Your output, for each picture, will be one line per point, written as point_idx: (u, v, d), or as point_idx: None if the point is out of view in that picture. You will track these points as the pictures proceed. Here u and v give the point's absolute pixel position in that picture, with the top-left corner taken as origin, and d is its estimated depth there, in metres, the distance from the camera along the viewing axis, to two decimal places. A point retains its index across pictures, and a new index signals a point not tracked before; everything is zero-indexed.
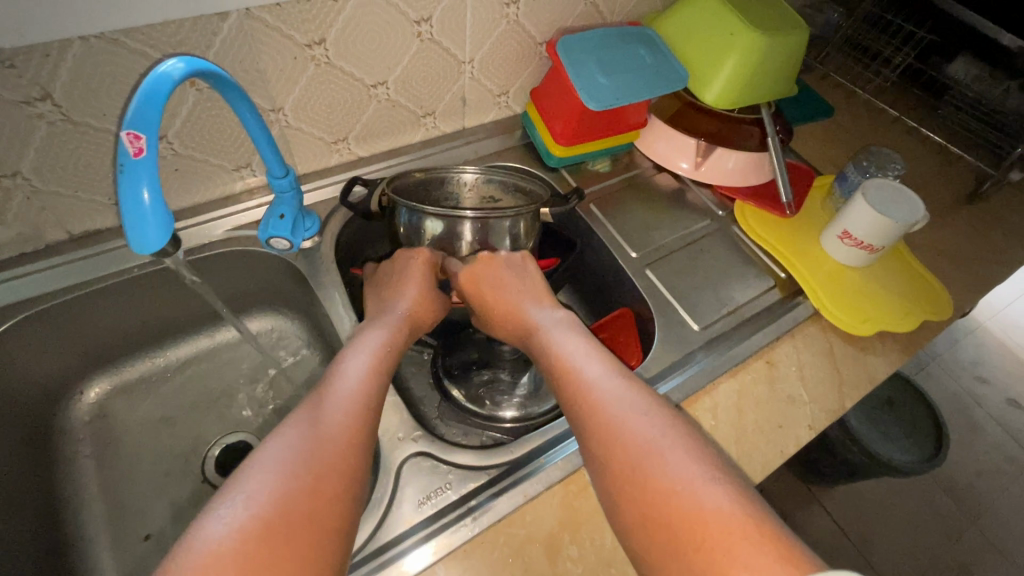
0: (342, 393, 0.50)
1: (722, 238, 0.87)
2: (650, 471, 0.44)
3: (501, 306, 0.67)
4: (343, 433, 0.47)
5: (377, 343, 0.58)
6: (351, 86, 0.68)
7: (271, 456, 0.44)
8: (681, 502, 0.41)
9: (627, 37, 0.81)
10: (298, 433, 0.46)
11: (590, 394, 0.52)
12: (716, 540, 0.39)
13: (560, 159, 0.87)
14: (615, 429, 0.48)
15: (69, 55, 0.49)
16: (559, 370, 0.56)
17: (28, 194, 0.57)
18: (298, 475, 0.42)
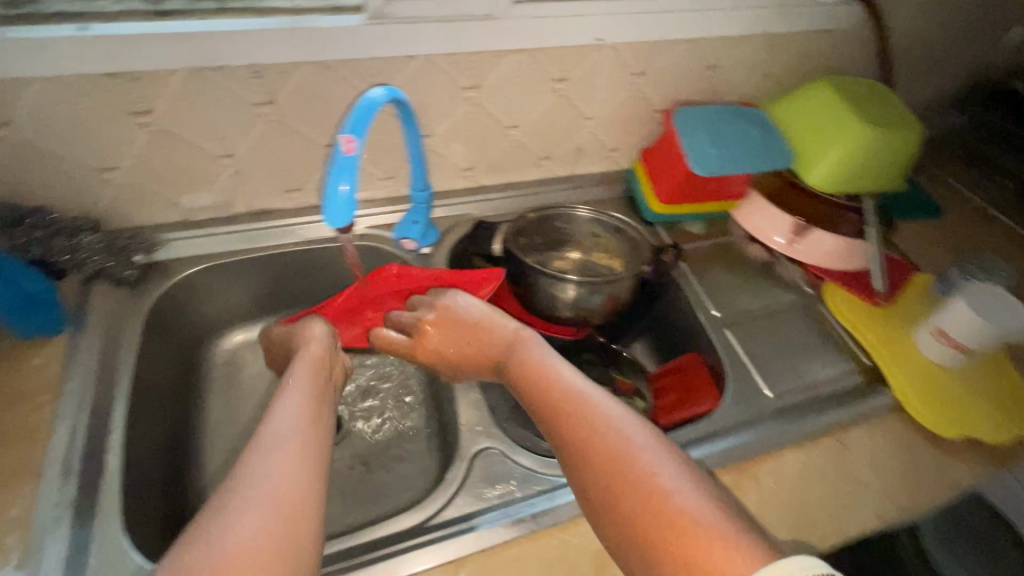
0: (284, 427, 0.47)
1: (807, 314, 0.88)
2: (638, 471, 0.46)
3: (465, 350, 0.66)
4: (310, 467, 0.44)
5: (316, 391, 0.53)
6: (491, 124, 0.80)
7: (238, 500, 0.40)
8: (672, 504, 0.43)
9: (739, 116, 0.88)
10: (262, 464, 0.43)
11: (569, 411, 0.52)
12: (710, 542, 0.40)
13: (657, 215, 0.93)
14: (602, 437, 0.49)
15: (297, 73, 0.64)
16: (539, 385, 0.56)
17: (233, 172, 0.72)
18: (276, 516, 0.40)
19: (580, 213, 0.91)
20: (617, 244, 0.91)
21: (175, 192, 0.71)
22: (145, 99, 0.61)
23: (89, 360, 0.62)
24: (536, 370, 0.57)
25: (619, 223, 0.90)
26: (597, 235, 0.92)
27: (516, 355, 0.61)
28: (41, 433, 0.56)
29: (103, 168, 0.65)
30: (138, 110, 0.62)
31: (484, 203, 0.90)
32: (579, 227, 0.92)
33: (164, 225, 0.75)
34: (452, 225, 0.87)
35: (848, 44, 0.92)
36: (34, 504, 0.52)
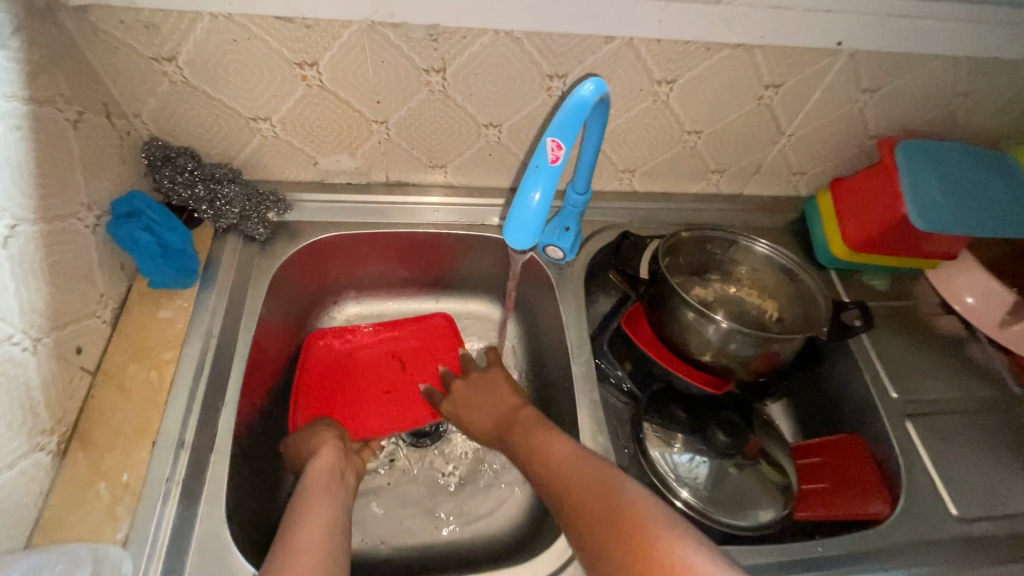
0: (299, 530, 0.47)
1: (1010, 419, 0.71)
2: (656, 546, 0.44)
3: (474, 421, 0.65)
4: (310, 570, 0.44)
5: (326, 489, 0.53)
6: (670, 126, 0.68)
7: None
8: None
9: (980, 161, 0.70)
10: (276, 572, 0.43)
11: (580, 492, 0.51)
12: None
13: (835, 259, 0.78)
14: (613, 516, 0.47)
15: (477, 42, 0.55)
16: (545, 467, 0.55)
17: (381, 140, 0.65)
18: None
19: (756, 248, 0.77)
20: (783, 291, 0.78)
21: (318, 152, 0.66)
22: (313, 50, 0.55)
23: (214, 321, 0.59)
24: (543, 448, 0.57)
25: (796, 270, 0.76)
26: (766, 274, 0.79)
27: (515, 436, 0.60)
28: (162, 395, 0.53)
29: (254, 118, 0.60)
30: (302, 61, 0.55)
31: (633, 212, 0.79)
32: (745, 262, 0.80)
33: (299, 183, 0.70)
34: (594, 231, 0.77)
35: None
36: (147, 474, 0.49)
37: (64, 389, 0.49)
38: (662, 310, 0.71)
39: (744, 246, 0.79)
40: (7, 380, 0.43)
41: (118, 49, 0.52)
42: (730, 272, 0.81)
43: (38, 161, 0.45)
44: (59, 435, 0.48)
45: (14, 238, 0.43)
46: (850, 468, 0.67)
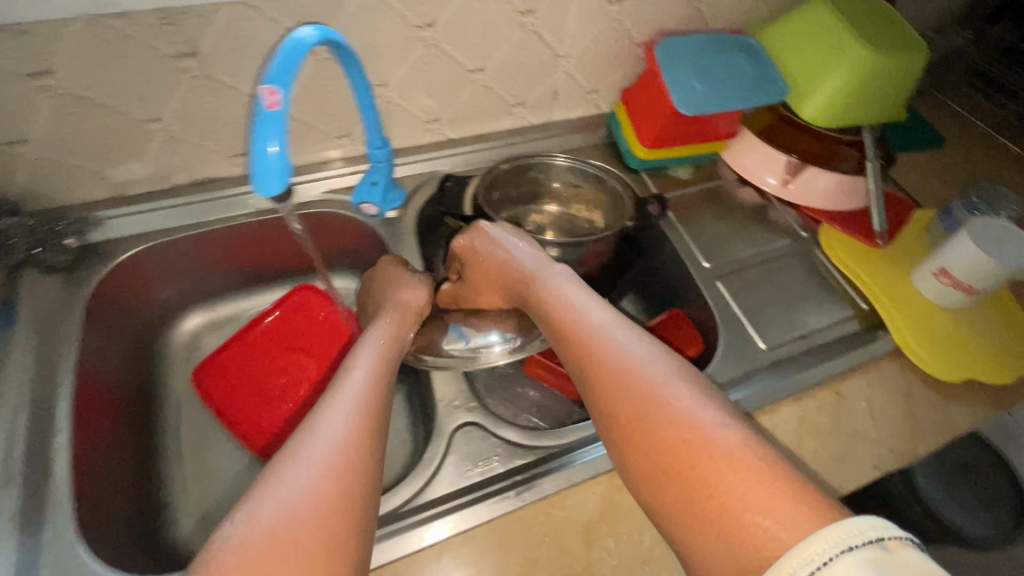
0: (358, 384, 0.51)
1: (802, 261, 0.83)
2: (659, 415, 0.45)
3: (490, 266, 0.66)
4: (367, 410, 0.48)
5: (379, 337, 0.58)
6: (452, 68, 0.72)
7: (309, 449, 0.44)
8: (697, 443, 0.43)
9: (728, 45, 0.79)
10: (330, 419, 0.47)
11: (592, 360, 0.51)
12: (733, 477, 0.40)
13: (642, 162, 0.86)
14: (622, 393, 0.48)
15: (217, 17, 0.55)
16: (562, 339, 0.55)
17: (164, 138, 0.64)
18: (329, 465, 0.43)
19: (557, 163, 0.84)
20: (600, 198, 0.85)
21: (101, 164, 0.64)
22: (41, 57, 0.52)
23: (24, 358, 0.57)
24: (562, 318, 0.56)
25: (600, 175, 0.83)
26: (579, 185, 0.86)
27: (537, 283, 0.61)
28: None
29: (8, 142, 0.57)
30: (36, 73, 0.53)
31: (453, 159, 0.83)
32: (558, 177, 0.86)
33: (95, 203, 0.67)
34: (419, 185, 0.80)
35: None
36: None
37: None
38: None
39: (547, 165, 0.85)
40: None
41: None
42: (547, 190, 0.88)
43: None
44: None
45: None
46: (680, 327, 0.77)
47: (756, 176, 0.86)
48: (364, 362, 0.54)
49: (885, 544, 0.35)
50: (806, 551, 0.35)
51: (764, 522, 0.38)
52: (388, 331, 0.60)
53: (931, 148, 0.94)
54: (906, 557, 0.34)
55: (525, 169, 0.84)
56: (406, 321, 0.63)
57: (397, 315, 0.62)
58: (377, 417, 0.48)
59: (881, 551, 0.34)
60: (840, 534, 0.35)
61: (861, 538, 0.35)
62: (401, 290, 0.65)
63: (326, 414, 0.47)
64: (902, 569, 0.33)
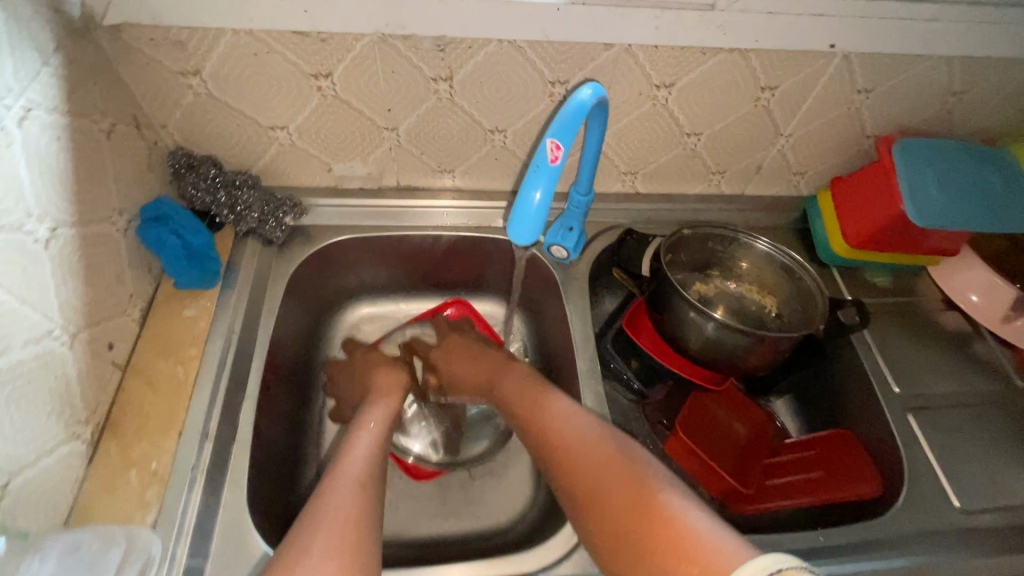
0: (359, 449, 0.52)
1: (1013, 413, 0.71)
2: (637, 503, 0.45)
3: (462, 368, 0.70)
4: (364, 482, 0.48)
5: (385, 413, 0.59)
6: (670, 129, 0.70)
7: (313, 508, 0.45)
8: (669, 521, 0.43)
9: (980, 159, 0.71)
10: (328, 492, 0.47)
11: (561, 454, 0.54)
12: (705, 547, 0.40)
13: (835, 257, 0.80)
14: (597, 488, 0.49)
15: (483, 51, 0.58)
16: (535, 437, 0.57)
17: (392, 145, 0.68)
18: (327, 530, 0.43)
19: (757, 246, 0.79)
20: (789, 293, 0.78)
21: (332, 158, 0.69)
22: (328, 62, 0.58)
23: (233, 322, 0.62)
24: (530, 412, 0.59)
25: (799, 271, 0.76)
26: (771, 275, 0.80)
27: (515, 373, 0.65)
28: (186, 390, 0.56)
29: (272, 127, 0.63)
30: (317, 73, 0.58)
31: (636, 213, 0.81)
32: (751, 260, 0.80)
33: (313, 189, 0.73)
34: (598, 233, 0.79)
35: None
36: (174, 463, 0.52)
37: (98, 383, 0.52)
38: (662, 306, 0.73)
39: (745, 246, 0.80)
40: (44, 367, 0.45)
41: (148, 64, 0.55)
42: (723, 263, 0.82)
43: (74, 169, 0.48)
44: (92, 426, 0.51)
45: (53, 240, 0.46)
46: (843, 454, 0.69)
47: (958, 291, 0.78)
48: (364, 430, 0.55)
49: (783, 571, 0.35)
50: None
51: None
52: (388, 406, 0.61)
53: None
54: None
55: (707, 238, 0.80)
56: (395, 399, 0.62)
57: (388, 397, 0.62)
58: (371, 484, 0.48)
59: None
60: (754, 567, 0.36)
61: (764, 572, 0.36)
62: (382, 369, 0.67)
63: (327, 489, 0.47)
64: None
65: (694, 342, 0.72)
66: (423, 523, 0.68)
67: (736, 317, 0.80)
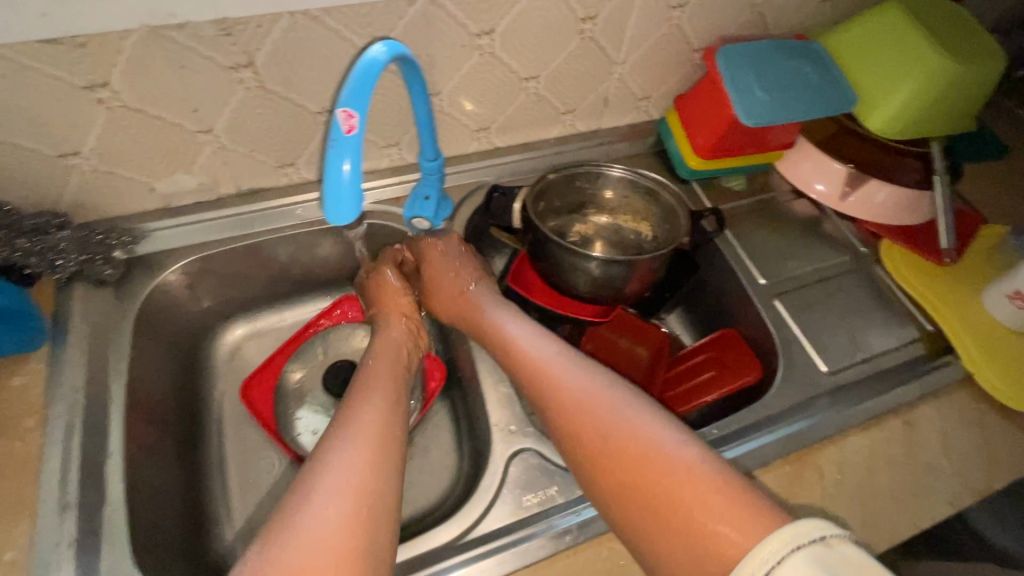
0: (361, 408, 0.50)
1: (861, 278, 0.79)
2: (643, 451, 0.46)
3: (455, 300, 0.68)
4: (377, 441, 0.47)
5: (378, 374, 0.56)
6: (506, 77, 0.69)
7: (316, 478, 0.43)
8: (676, 475, 0.44)
9: (791, 53, 0.76)
10: (349, 442, 0.46)
11: (569, 412, 0.51)
12: (705, 498, 0.42)
13: (693, 171, 0.83)
14: (604, 444, 0.48)
15: (277, 27, 0.53)
16: (537, 389, 0.54)
17: (215, 149, 0.62)
18: (346, 493, 0.42)
19: (612, 174, 0.80)
20: (651, 211, 0.81)
21: (150, 176, 0.62)
22: (99, 70, 0.51)
23: (75, 378, 0.55)
24: (536, 365, 0.56)
25: (656, 189, 0.79)
26: (631, 197, 0.82)
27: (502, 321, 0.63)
28: (33, 465, 0.50)
29: (63, 154, 0.56)
30: (91, 84, 0.52)
31: (499, 168, 0.80)
32: (611, 189, 0.82)
33: (143, 214, 0.66)
34: (466, 195, 0.78)
35: None
36: (33, 546, 0.47)
37: None
38: (541, 256, 0.73)
39: (602, 176, 0.81)
40: None
41: None
42: (595, 200, 0.83)
43: None
44: None
45: None
46: (731, 352, 0.74)
47: (804, 181, 0.83)
48: (368, 388, 0.53)
49: (829, 541, 0.39)
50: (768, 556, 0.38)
51: (724, 531, 0.40)
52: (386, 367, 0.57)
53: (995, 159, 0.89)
54: (842, 550, 0.38)
55: (573, 178, 0.80)
56: (397, 356, 0.61)
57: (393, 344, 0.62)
58: (391, 429, 0.49)
59: (826, 547, 0.38)
60: (789, 535, 0.39)
61: (802, 539, 0.38)
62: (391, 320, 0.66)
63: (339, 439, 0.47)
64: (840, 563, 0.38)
65: (580, 283, 0.74)
66: None
67: (616, 251, 0.83)
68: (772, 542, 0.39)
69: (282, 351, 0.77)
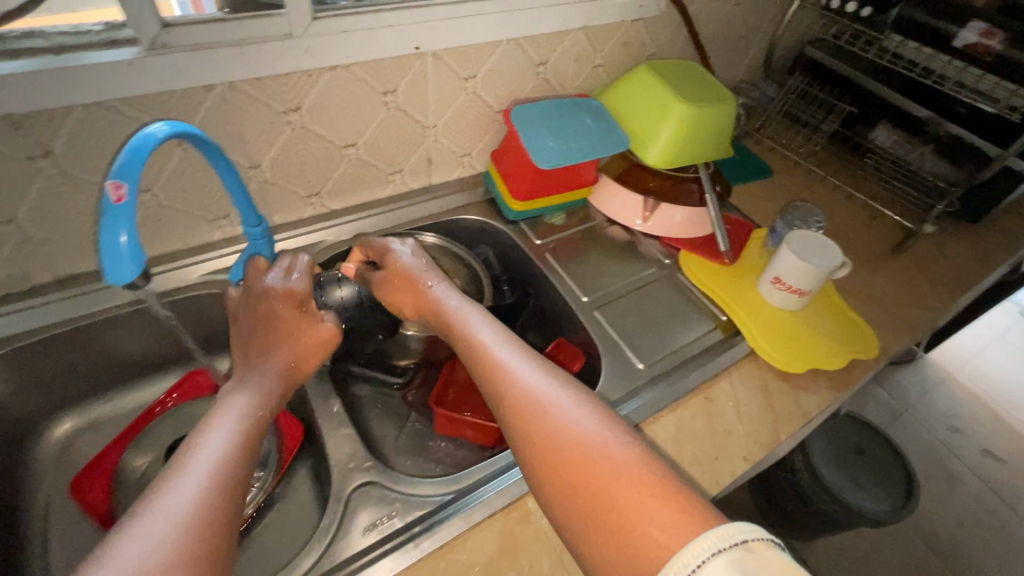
0: (215, 448, 0.47)
1: (667, 285, 0.93)
2: (577, 445, 0.50)
3: (405, 294, 0.70)
4: (230, 481, 0.45)
5: (248, 408, 0.53)
6: (324, 147, 0.77)
7: (136, 525, 0.40)
8: (606, 469, 0.48)
9: (573, 109, 0.91)
10: (186, 485, 0.43)
11: (523, 412, 0.54)
12: (629, 494, 0.46)
13: (518, 213, 0.94)
14: (557, 442, 0.51)
15: (71, 119, 0.57)
16: (504, 390, 0.56)
17: (21, 239, 0.63)
18: (177, 536, 0.40)
19: (426, 239, 0.92)
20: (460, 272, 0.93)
21: None
22: None
23: None
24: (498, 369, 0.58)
25: (459, 253, 0.91)
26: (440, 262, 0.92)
27: (467, 319, 0.65)
28: None
29: None
30: None
31: (338, 228, 0.86)
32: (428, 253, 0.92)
33: None
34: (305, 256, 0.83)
35: (668, 27, 0.99)
36: None
37: None
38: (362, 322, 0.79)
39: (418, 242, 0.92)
40: None
41: None
42: None
43: None
44: None
45: None
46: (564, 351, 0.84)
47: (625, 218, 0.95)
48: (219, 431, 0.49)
49: (750, 544, 0.40)
50: (688, 559, 0.40)
51: (652, 531, 0.43)
52: (253, 396, 0.55)
53: (762, 178, 1.10)
54: (768, 555, 0.39)
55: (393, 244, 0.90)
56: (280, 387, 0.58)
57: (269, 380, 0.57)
58: (237, 468, 0.47)
59: (746, 550, 0.39)
60: (714, 539, 0.40)
61: (725, 541, 0.40)
62: (275, 342, 0.60)
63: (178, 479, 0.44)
64: (765, 566, 0.39)
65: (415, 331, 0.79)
66: None
67: None
68: (703, 543, 0.40)
69: (122, 441, 0.72)
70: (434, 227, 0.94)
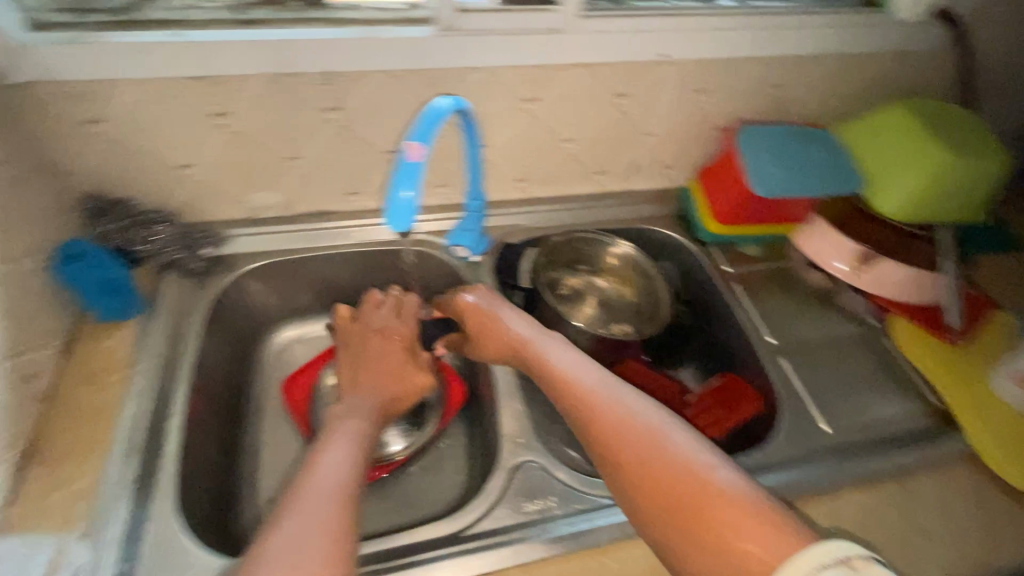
0: (330, 469, 0.52)
1: (869, 349, 0.83)
2: (668, 456, 0.50)
3: (483, 338, 0.69)
4: (340, 491, 0.49)
5: (352, 434, 0.57)
6: (548, 137, 0.80)
7: (275, 532, 0.45)
8: (703, 483, 0.47)
9: (803, 137, 0.85)
10: (305, 506, 0.47)
11: (604, 434, 0.53)
12: (730, 509, 0.45)
13: (712, 235, 0.90)
14: (652, 448, 0.50)
15: (365, 81, 0.66)
16: (580, 412, 0.56)
17: (298, 174, 0.74)
18: (314, 537, 0.45)
19: (621, 247, 0.90)
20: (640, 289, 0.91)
21: (243, 191, 0.74)
22: (225, 102, 0.64)
23: (156, 347, 0.66)
24: (563, 376, 0.59)
25: (649, 271, 0.89)
26: (624, 274, 0.91)
27: (541, 343, 0.64)
28: (111, 412, 0.59)
29: (181, 165, 0.69)
30: (217, 113, 0.65)
31: (534, 215, 0.90)
32: (615, 260, 0.91)
33: (230, 221, 0.77)
34: (502, 235, 0.88)
35: (933, 65, 0.87)
36: (101, 480, 0.55)
37: (17, 413, 0.54)
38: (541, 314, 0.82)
39: (609, 249, 0.90)
40: None
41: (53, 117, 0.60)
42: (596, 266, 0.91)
43: None
44: (14, 454, 0.54)
45: None
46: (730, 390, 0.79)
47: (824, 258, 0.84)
48: (327, 455, 0.53)
49: (852, 562, 0.41)
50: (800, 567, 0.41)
51: (755, 548, 0.43)
52: (357, 422, 0.59)
53: (1012, 252, 0.93)
54: (870, 571, 0.41)
55: (585, 243, 0.90)
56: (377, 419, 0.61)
57: (365, 414, 0.60)
58: (348, 480, 0.51)
59: (850, 568, 0.40)
60: (823, 554, 0.41)
61: (830, 559, 0.41)
62: (368, 382, 0.65)
63: (298, 496, 0.48)
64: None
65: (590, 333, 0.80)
66: (358, 523, 0.72)
67: (602, 313, 0.90)
68: (809, 557, 0.41)
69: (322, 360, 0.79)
70: (623, 232, 0.93)
